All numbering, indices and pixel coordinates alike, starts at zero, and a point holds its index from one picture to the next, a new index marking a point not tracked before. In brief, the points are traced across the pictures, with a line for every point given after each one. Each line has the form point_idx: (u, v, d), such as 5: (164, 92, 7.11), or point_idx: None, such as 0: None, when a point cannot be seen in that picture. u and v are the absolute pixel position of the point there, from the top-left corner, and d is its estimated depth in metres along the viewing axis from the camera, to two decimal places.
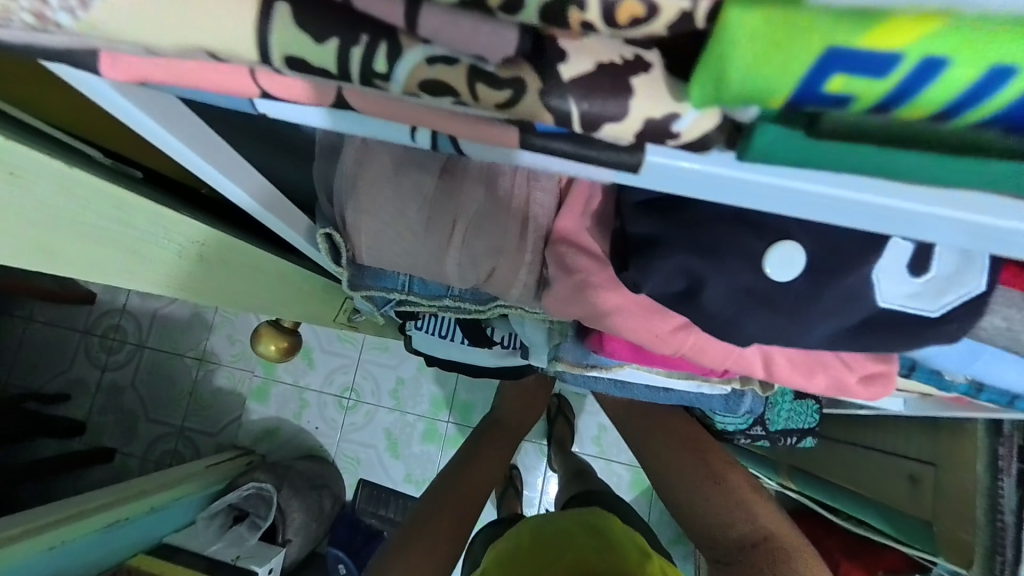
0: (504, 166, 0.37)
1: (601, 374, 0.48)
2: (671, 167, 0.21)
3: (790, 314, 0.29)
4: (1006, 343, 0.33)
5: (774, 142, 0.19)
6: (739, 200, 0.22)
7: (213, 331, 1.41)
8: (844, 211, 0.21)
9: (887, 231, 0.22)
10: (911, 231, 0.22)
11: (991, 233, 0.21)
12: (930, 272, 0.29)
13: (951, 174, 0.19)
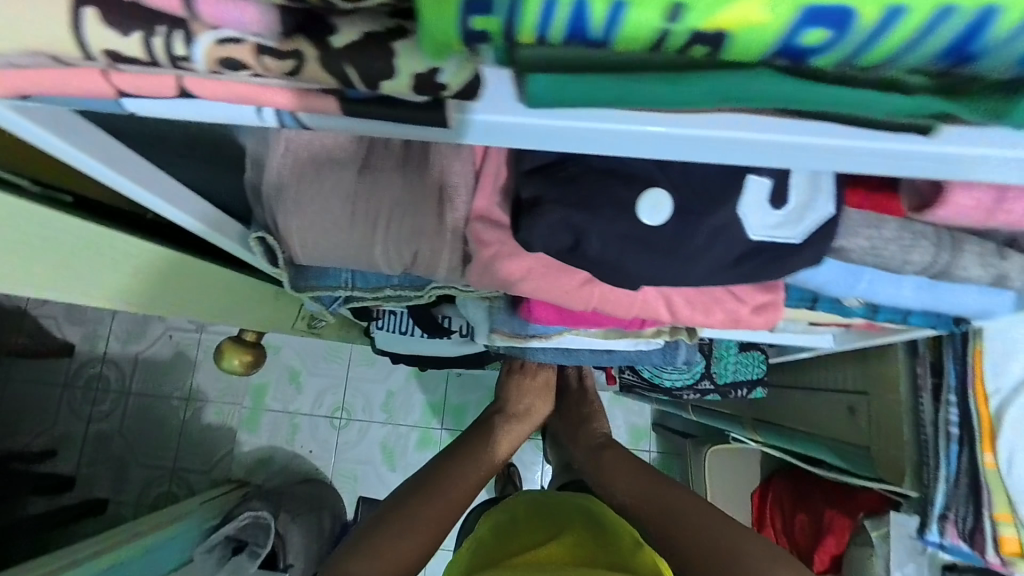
0: (418, 156, 0.40)
1: (544, 343, 0.51)
2: (475, 121, 0.24)
3: (668, 254, 0.32)
4: (877, 263, 0.36)
5: (561, 89, 0.21)
6: (542, 143, 0.25)
7: (198, 368, 1.41)
8: (622, 140, 0.25)
9: (672, 156, 0.25)
10: (692, 153, 0.25)
11: (755, 148, 0.24)
12: (790, 202, 0.33)
13: (675, 94, 0.21)
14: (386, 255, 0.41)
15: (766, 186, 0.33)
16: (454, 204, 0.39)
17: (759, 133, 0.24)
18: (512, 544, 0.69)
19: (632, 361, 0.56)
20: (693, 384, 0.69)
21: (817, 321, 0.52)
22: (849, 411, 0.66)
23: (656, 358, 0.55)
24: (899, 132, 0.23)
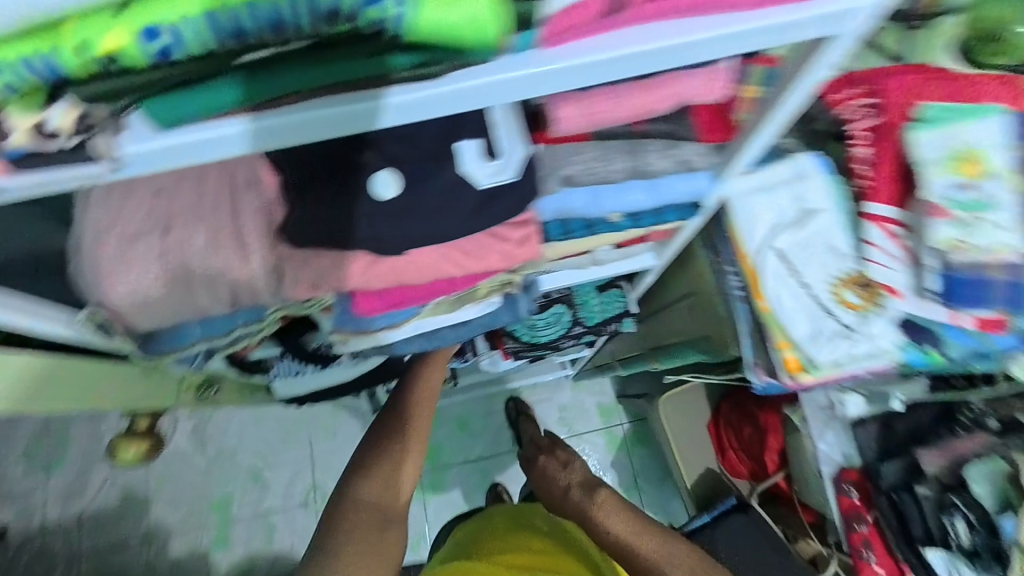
0: (213, 207, 0.45)
1: (396, 333, 0.57)
2: (134, 153, 0.28)
3: (417, 217, 0.40)
4: (601, 179, 0.47)
5: (146, 109, 0.27)
6: (202, 156, 0.29)
7: (151, 505, 1.32)
8: (259, 133, 0.28)
9: (316, 132, 0.29)
10: (332, 126, 0.29)
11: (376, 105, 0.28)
12: (503, 151, 0.41)
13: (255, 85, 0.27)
14: (208, 294, 0.46)
15: (477, 145, 0.41)
16: (254, 236, 0.45)
17: (337, 105, 0.28)
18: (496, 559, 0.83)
19: (489, 326, 0.63)
20: (567, 330, 0.77)
21: (618, 242, 0.62)
22: (693, 309, 0.73)
23: (505, 315, 0.62)
24: (420, 83, 0.28)
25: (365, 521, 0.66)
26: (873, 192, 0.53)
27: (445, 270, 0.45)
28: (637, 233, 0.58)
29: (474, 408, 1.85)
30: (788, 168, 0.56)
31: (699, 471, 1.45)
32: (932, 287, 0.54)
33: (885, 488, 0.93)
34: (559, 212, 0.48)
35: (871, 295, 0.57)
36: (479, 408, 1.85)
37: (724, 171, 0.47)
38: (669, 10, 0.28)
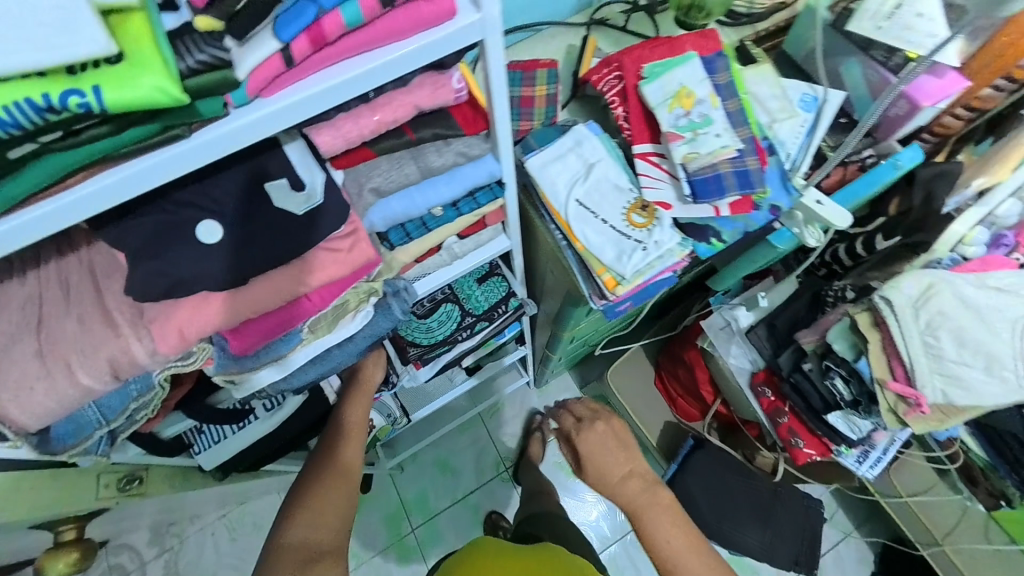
0: (84, 300, 0.52)
1: (283, 360, 0.64)
2: None
3: (245, 249, 0.49)
4: (404, 184, 0.58)
5: None
6: (28, 239, 0.36)
7: None
8: (68, 209, 0.36)
9: (114, 198, 0.37)
10: (126, 189, 0.37)
11: (155, 166, 0.36)
12: (305, 181, 0.52)
13: (48, 168, 0.34)
14: (88, 373, 0.50)
15: (284, 183, 0.51)
16: (121, 311, 0.52)
17: (123, 172, 0.35)
18: None
19: (374, 336, 0.72)
20: (459, 324, 0.87)
21: (461, 232, 0.73)
22: (555, 271, 0.84)
23: (383, 321, 0.71)
24: (174, 142, 0.36)
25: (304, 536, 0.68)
26: (633, 137, 0.72)
27: (296, 289, 0.54)
28: (470, 218, 0.70)
29: (451, 446, 1.88)
30: (569, 138, 0.73)
31: (660, 426, 1.55)
32: (688, 193, 0.65)
33: (783, 372, 1.06)
34: (384, 220, 0.61)
35: (650, 214, 0.68)
36: (455, 444, 1.87)
37: (495, 150, 0.59)
38: (350, 48, 0.37)
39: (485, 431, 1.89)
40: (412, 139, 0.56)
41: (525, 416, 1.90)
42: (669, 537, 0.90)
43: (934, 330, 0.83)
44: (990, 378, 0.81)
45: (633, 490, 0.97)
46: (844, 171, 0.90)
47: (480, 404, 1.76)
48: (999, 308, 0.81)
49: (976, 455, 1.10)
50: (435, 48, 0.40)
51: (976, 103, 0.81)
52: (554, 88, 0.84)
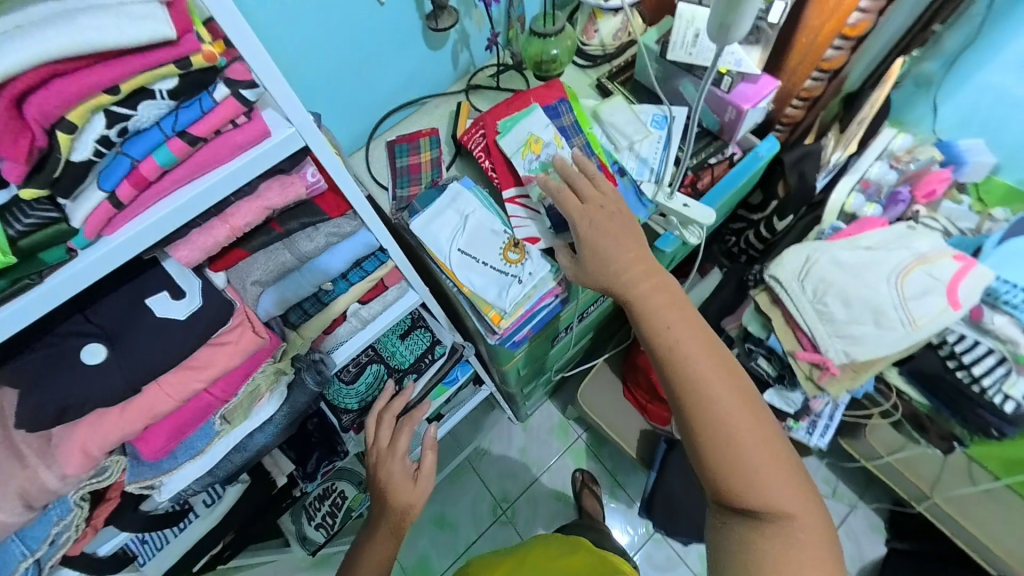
0: None
1: (203, 453, 0.68)
2: None
3: (132, 362, 0.54)
4: (285, 270, 0.65)
5: None
6: None
7: None
8: None
9: None
10: None
11: (12, 318, 0.41)
12: (182, 287, 0.57)
13: None
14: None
15: (165, 294, 0.57)
16: (28, 443, 0.56)
17: None
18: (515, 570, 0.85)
19: (295, 411, 0.76)
20: (386, 381, 0.93)
21: (361, 298, 0.79)
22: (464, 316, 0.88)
23: (300, 396, 0.76)
24: (27, 293, 0.41)
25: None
26: (501, 183, 0.81)
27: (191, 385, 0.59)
28: (366, 283, 0.76)
29: (445, 498, 1.85)
30: (445, 197, 0.80)
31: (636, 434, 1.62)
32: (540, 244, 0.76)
33: None
34: (276, 303, 0.67)
35: (522, 250, 0.76)
36: (450, 496, 1.85)
37: (363, 224, 0.66)
38: (174, 182, 0.44)
39: (476, 476, 1.87)
40: (281, 232, 0.62)
41: (513, 452, 1.90)
42: (671, 327, 0.64)
43: (821, 296, 0.89)
44: (882, 330, 0.86)
45: (691, 348, 0.62)
46: (712, 170, 0.97)
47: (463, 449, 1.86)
48: (872, 264, 0.88)
49: (918, 402, 1.13)
50: (255, 165, 0.47)
51: (804, 93, 0.91)
52: (437, 152, 0.93)
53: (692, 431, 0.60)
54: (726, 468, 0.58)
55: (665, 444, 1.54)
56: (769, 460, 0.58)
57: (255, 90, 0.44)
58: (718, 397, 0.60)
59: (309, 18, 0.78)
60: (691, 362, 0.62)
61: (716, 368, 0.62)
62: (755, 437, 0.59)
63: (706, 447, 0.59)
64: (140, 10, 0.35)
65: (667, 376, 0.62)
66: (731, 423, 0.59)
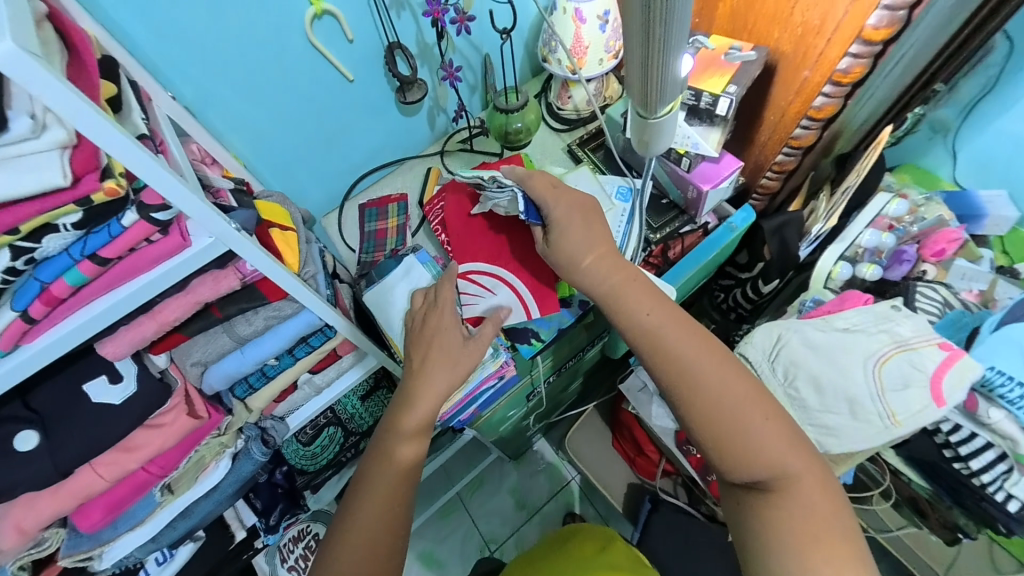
0: None
1: (144, 521, 0.70)
2: None
3: (62, 448, 0.56)
4: (226, 350, 0.67)
5: None
6: None
7: None
8: None
9: None
10: None
11: None
12: (123, 374, 0.60)
13: None
14: None
15: (102, 378, 0.59)
16: None
17: None
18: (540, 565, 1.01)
19: (240, 480, 0.77)
20: (342, 444, 0.97)
21: (312, 367, 0.80)
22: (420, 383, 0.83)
23: (246, 466, 0.77)
24: None
25: (363, 527, 0.61)
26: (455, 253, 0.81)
27: (124, 466, 0.61)
28: (315, 355, 0.76)
29: (431, 538, 1.72)
30: (399, 269, 0.83)
31: (622, 488, 1.51)
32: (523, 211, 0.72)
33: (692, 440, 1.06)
34: (220, 380, 0.68)
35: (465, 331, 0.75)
36: (436, 535, 1.72)
37: (303, 307, 0.67)
38: (91, 294, 0.47)
39: (465, 515, 1.74)
40: (220, 316, 0.64)
41: (503, 493, 1.76)
42: (645, 311, 0.65)
43: (792, 381, 0.82)
44: (857, 422, 0.78)
45: (680, 334, 0.64)
46: (682, 241, 0.91)
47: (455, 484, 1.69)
48: (848, 349, 0.81)
49: (919, 485, 1.01)
50: (171, 275, 0.49)
51: (777, 167, 0.87)
52: (403, 219, 0.94)
53: (693, 418, 0.60)
54: (735, 447, 0.58)
55: (650, 503, 1.38)
56: (774, 434, 0.58)
57: (167, 212, 0.46)
58: (712, 382, 0.61)
59: (275, 98, 0.81)
60: (678, 355, 0.62)
61: (708, 352, 0.62)
62: (760, 414, 0.59)
63: (710, 430, 0.59)
64: (36, 162, 0.37)
65: (665, 368, 0.63)
66: (732, 403, 0.59)
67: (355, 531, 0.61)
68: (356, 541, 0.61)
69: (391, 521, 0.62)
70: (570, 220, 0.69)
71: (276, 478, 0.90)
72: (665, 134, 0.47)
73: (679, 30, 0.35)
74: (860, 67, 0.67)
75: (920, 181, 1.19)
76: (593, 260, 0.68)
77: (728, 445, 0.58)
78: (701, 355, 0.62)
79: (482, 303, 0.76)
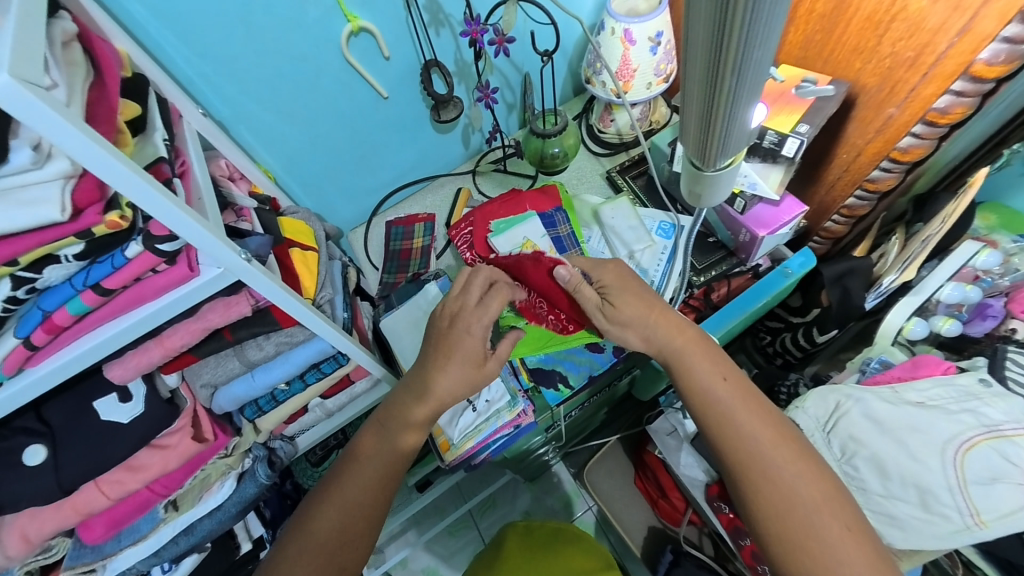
0: None
1: (145, 541, 0.66)
2: None
3: (66, 467, 0.54)
4: (239, 371, 0.64)
5: None
6: None
7: None
8: None
9: None
10: None
11: None
12: (134, 394, 0.57)
13: None
14: None
15: (113, 397, 0.56)
16: None
17: None
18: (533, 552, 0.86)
19: (244, 502, 0.72)
20: None
21: (323, 392, 0.75)
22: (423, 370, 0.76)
23: (249, 488, 0.72)
24: None
25: (332, 531, 0.55)
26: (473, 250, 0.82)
27: (127, 485, 0.59)
28: (328, 380, 0.72)
29: (441, 554, 1.57)
30: (419, 296, 0.79)
31: (642, 532, 1.35)
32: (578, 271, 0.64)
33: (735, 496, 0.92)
34: (230, 402, 0.65)
35: None
36: (445, 553, 1.57)
37: (315, 334, 0.64)
38: (94, 323, 0.45)
39: (477, 534, 1.59)
40: (231, 339, 0.60)
41: (517, 517, 1.59)
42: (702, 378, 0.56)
43: (849, 458, 0.71)
44: (931, 516, 0.65)
45: (744, 408, 0.54)
46: (729, 282, 0.82)
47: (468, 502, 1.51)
48: (923, 432, 0.68)
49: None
50: (176, 305, 0.47)
51: (845, 211, 0.78)
52: (429, 240, 0.92)
53: (758, 505, 0.51)
54: (804, 559, 0.48)
55: (669, 556, 1.22)
56: (859, 554, 0.47)
57: (174, 242, 0.44)
58: (783, 472, 0.51)
59: (305, 116, 0.81)
60: (740, 432, 0.53)
61: (770, 433, 0.53)
62: (840, 523, 0.48)
63: (776, 532, 0.49)
64: (38, 194, 0.36)
65: (720, 443, 0.54)
66: (806, 505, 0.49)
67: (322, 527, 0.56)
68: (321, 540, 0.55)
69: (364, 535, 0.56)
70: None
71: (287, 486, 0.92)
72: (722, 187, 0.41)
73: (757, 79, 0.29)
74: (962, 107, 0.59)
75: (1007, 224, 0.98)
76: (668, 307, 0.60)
77: (796, 554, 0.48)
78: (760, 422, 0.53)
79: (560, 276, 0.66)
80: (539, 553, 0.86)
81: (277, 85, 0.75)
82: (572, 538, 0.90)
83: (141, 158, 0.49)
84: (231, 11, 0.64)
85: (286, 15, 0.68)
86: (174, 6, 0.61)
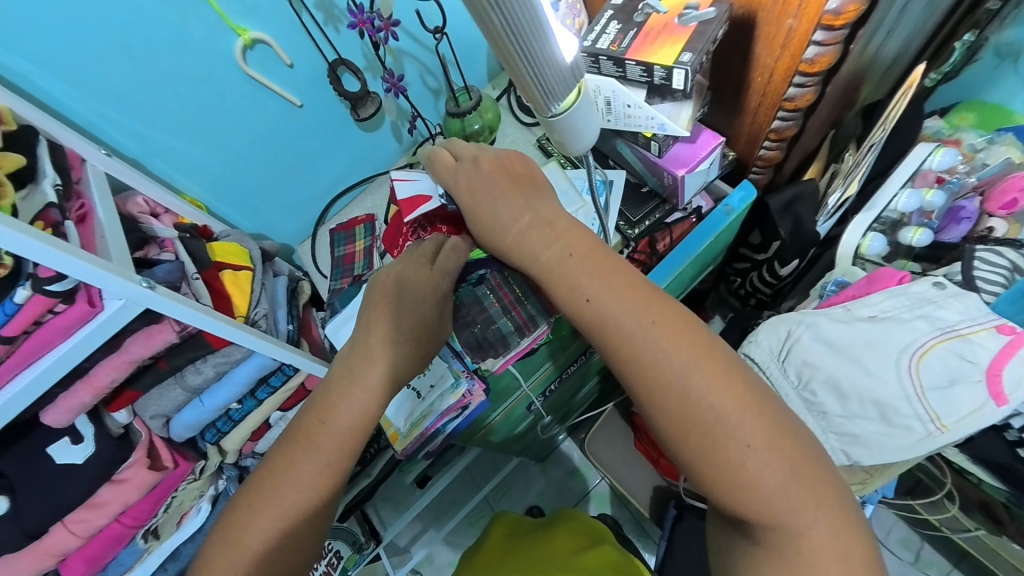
0: None
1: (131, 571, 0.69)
2: None
3: (36, 507, 0.57)
4: (185, 399, 0.65)
5: None
6: None
7: None
8: None
9: None
10: None
11: None
12: (85, 435, 0.60)
13: None
14: None
15: (65, 440, 0.59)
16: None
17: None
18: (519, 541, 0.88)
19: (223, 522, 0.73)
20: None
21: (282, 405, 0.74)
22: None
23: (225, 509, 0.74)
24: None
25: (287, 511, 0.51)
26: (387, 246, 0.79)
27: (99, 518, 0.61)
28: (283, 393, 0.73)
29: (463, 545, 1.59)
30: (358, 298, 0.77)
31: (648, 493, 1.35)
32: (440, 191, 0.67)
33: None
34: (186, 429, 0.67)
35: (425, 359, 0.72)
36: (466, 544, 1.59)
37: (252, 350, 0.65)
38: (8, 375, 0.47)
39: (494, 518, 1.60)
40: (167, 368, 0.62)
41: (532, 499, 1.60)
42: (591, 295, 0.50)
43: (806, 384, 0.68)
44: (891, 428, 0.63)
45: (642, 318, 0.48)
46: (671, 231, 0.81)
47: (481, 490, 1.50)
48: (872, 343, 0.66)
49: (993, 488, 0.78)
50: (84, 344, 0.48)
51: (773, 135, 0.75)
52: (369, 241, 0.89)
53: (665, 426, 0.47)
54: (719, 478, 0.45)
55: (674, 510, 1.16)
56: (777, 475, 0.43)
57: (63, 282, 0.46)
58: (703, 397, 0.45)
59: (220, 138, 0.81)
60: (639, 352, 0.47)
61: (681, 346, 0.47)
62: (759, 442, 0.44)
63: (690, 456, 0.46)
64: None
65: (631, 378, 0.48)
66: (722, 422, 0.44)
67: (290, 516, 0.50)
68: (299, 530, 0.50)
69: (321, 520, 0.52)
70: (530, 213, 0.55)
71: None
72: (580, 131, 0.39)
73: (526, 10, 0.29)
74: (854, 4, 0.55)
75: (984, 121, 0.95)
76: (549, 252, 0.53)
77: (719, 483, 0.45)
78: (670, 347, 0.47)
79: (433, 206, 0.69)
80: (529, 542, 0.87)
81: (180, 111, 0.75)
82: (560, 524, 0.91)
83: (29, 208, 0.51)
84: (113, 46, 0.65)
85: (169, 39, 0.68)
86: (52, 53, 0.62)
